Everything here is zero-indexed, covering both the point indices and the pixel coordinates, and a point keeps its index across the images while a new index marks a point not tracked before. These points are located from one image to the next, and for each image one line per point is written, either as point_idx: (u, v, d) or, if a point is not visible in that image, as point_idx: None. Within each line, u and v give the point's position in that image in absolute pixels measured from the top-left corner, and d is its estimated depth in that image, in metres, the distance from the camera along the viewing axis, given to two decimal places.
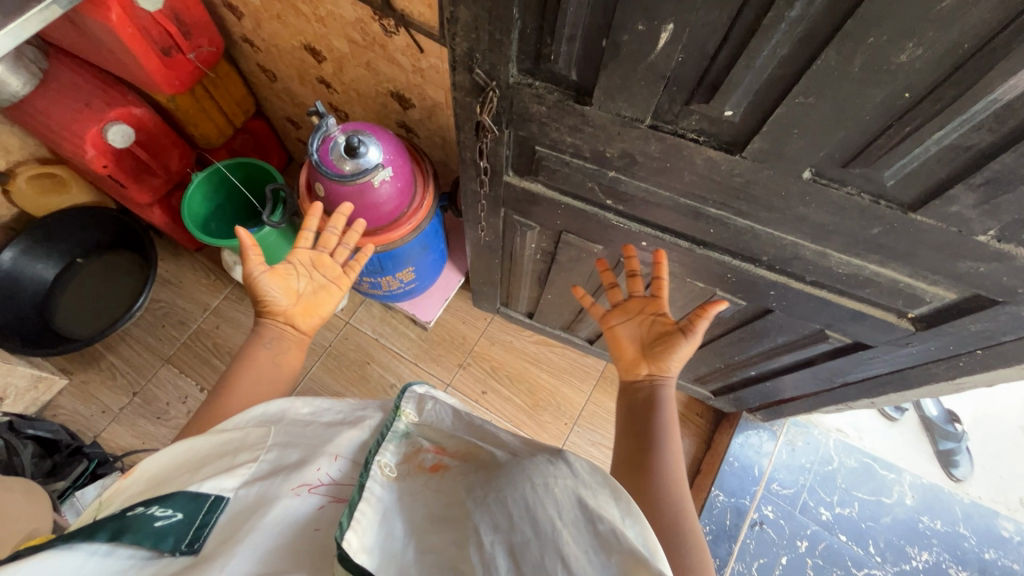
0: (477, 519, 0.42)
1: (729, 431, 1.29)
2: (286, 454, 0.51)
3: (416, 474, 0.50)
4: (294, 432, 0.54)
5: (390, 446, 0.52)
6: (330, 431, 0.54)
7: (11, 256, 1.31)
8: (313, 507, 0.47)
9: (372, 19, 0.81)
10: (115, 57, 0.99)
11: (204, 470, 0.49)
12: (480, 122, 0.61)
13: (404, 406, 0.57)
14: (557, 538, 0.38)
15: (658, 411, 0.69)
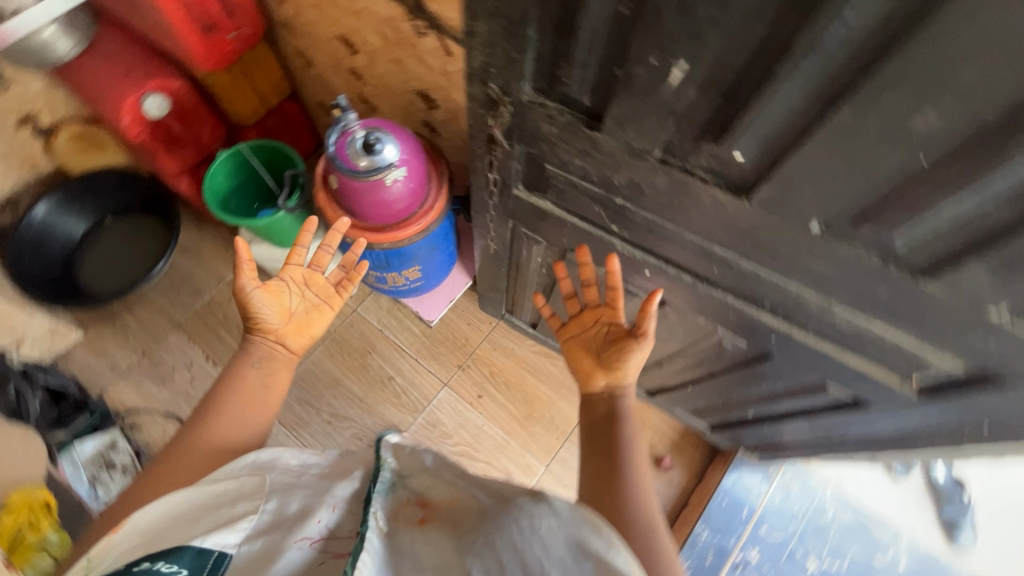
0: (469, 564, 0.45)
1: (722, 467, 1.27)
2: (286, 505, 0.53)
3: (405, 528, 0.51)
4: (289, 486, 0.56)
5: (380, 500, 0.54)
6: (323, 483, 0.57)
7: (45, 208, 1.36)
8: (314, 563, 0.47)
9: (405, 18, 0.82)
10: (158, 30, 1.02)
11: (203, 522, 0.50)
12: (491, 135, 0.61)
13: (385, 457, 0.60)
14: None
15: (622, 426, 0.69)
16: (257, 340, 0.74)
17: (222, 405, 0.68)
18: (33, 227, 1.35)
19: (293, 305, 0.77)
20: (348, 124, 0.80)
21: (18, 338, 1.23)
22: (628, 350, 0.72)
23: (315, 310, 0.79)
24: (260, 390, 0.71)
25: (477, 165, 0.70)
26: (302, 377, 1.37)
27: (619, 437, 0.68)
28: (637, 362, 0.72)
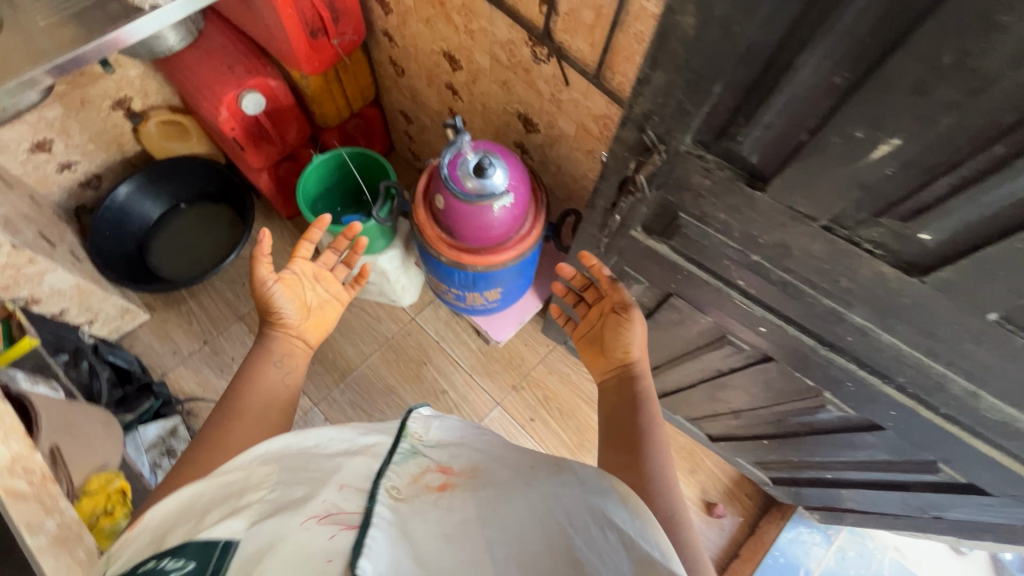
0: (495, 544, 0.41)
1: (778, 522, 1.22)
2: (289, 490, 0.44)
3: (423, 494, 0.47)
4: (295, 467, 0.48)
5: (396, 466, 0.48)
6: (335, 459, 0.49)
7: (126, 191, 1.39)
8: (324, 538, 0.39)
9: (525, 43, 0.82)
10: (269, 31, 1.04)
11: (212, 513, 0.44)
12: (631, 177, 0.59)
13: (411, 427, 0.55)
14: (569, 546, 0.41)
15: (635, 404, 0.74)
16: (274, 333, 0.82)
17: (254, 378, 0.75)
18: (113, 207, 1.38)
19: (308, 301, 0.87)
20: (462, 143, 0.78)
21: (92, 316, 1.25)
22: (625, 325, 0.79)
23: (327, 304, 0.91)
24: (285, 369, 0.78)
25: (597, 202, 0.69)
26: (357, 381, 1.37)
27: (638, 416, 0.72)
28: (636, 337, 0.79)
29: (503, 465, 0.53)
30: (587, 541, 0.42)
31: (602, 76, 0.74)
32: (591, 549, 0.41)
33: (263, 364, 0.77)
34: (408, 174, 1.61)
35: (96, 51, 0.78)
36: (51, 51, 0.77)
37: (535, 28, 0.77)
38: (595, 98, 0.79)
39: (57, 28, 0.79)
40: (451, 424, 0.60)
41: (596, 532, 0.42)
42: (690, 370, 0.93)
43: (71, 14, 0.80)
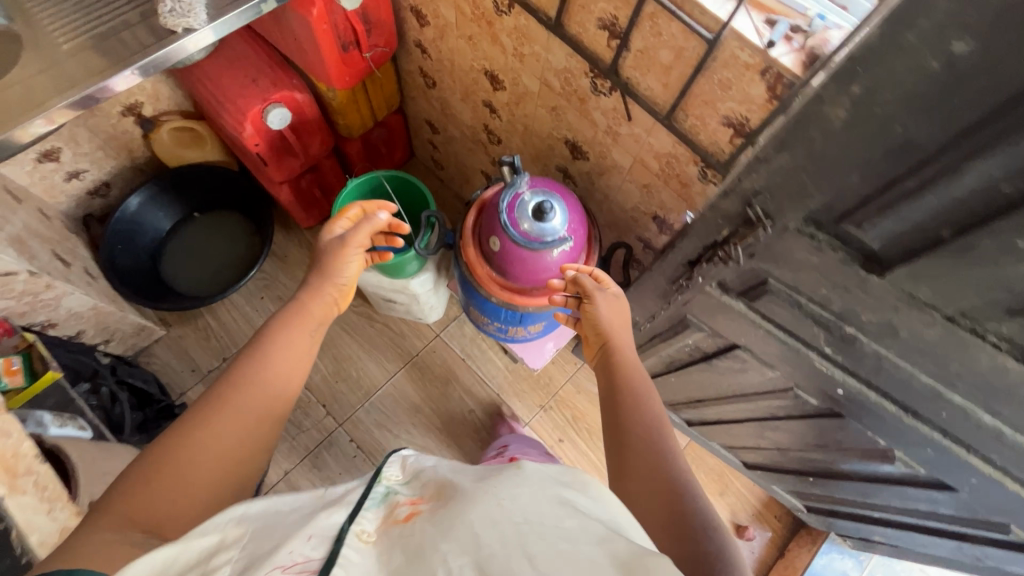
0: (443, 549, 0.41)
1: (809, 546, 1.22)
2: (258, 545, 0.43)
3: (392, 529, 0.47)
4: (266, 528, 0.45)
5: (369, 510, 0.50)
6: (307, 513, 0.49)
7: (138, 203, 1.32)
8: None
9: (584, 74, 0.77)
10: (298, 45, 0.98)
11: None
12: (723, 242, 0.56)
13: (386, 471, 0.58)
14: (524, 543, 0.40)
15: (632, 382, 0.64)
16: (315, 295, 0.77)
17: (268, 349, 0.66)
18: (125, 219, 1.31)
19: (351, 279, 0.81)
20: (523, 180, 0.76)
21: (109, 336, 1.21)
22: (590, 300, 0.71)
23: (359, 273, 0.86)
24: (301, 341, 0.70)
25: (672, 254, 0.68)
26: (382, 400, 1.34)
27: (630, 388, 0.64)
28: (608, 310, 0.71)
29: (465, 476, 0.53)
30: (541, 536, 0.41)
31: (672, 116, 0.69)
32: (543, 542, 0.40)
33: (281, 332, 0.69)
34: (429, 181, 1.55)
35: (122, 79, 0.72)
36: (77, 79, 0.72)
37: (599, 60, 0.73)
38: (660, 136, 0.74)
39: (82, 52, 0.73)
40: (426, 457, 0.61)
41: (553, 518, 0.42)
42: (741, 408, 0.91)
43: (95, 36, 0.74)
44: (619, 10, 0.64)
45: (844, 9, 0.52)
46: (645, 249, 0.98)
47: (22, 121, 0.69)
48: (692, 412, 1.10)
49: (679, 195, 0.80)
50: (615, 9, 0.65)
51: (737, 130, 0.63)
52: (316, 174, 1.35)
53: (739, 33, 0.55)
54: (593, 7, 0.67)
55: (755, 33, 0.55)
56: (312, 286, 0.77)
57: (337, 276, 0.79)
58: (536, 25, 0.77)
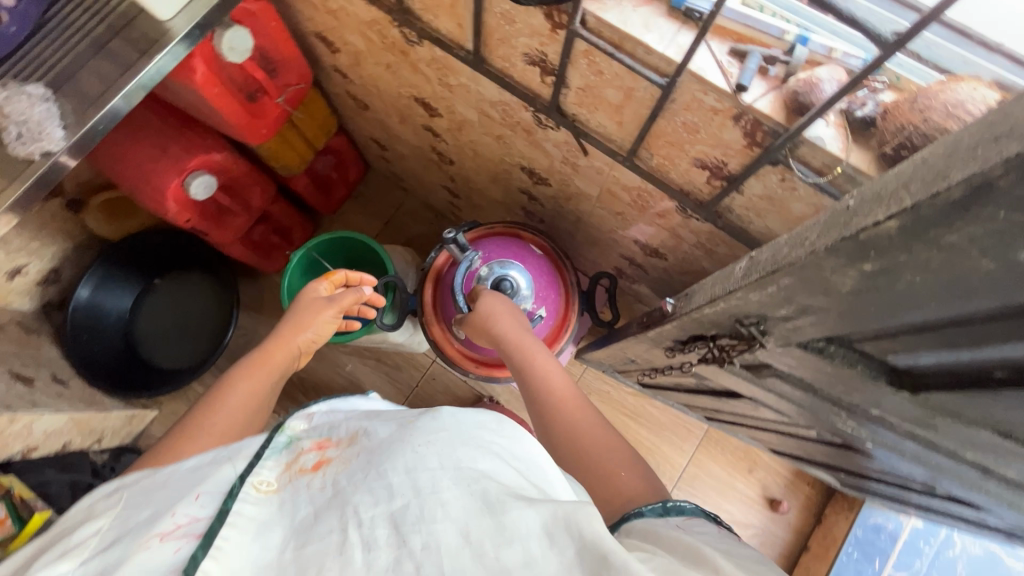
0: (357, 500, 0.45)
1: (846, 512, 1.19)
2: (135, 514, 0.48)
3: (298, 477, 0.52)
4: (147, 490, 0.51)
5: (270, 458, 0.54)
6: (197, 473, 0.52)
7: (88, 292, 1.23)
8: (170, 552, 0.44)
9: (523, 108, 0.64)
10: (194, 107, 0.83)
11: (42, 557, 0.46)
12: (714, 342, 0.46)
13: (291, 421, 0.61)
14: (437, 491, 0.43)
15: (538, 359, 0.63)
16: (283, 343, 0.72)
17: (221, 395, 0.65)
18: (81, 312, 1.22)
19: (319, 335, 0.77)
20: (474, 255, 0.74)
21: (100, 435, 1.16)
22: (477, 319, 0.69)
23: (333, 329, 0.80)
24: (261, 390, 0.67)
25: (649, 333, 0.58)
26: None
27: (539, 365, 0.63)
28: (497, 310, 0.69)
29: (380, 424, 0.57)
30: (458, 480, 0.44)
31: (634, 155, 0.57)
32: (458, 486, 0.43)
33: (244, 377, 0.67)
34: (392, 194, 1.43)
35: (35, 187, 0.63)
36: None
37: (538, 97, 0.59)
38: (624, 172, 0.62)
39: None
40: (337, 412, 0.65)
41: (466, 460, 0.46)
42: (760, 422, 0.84)
43: None
44: (547, 46, 0.51)
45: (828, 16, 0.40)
46: (632, 265, 0.88)
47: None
48: (709, 411, 1.04)
49: (659, 224, 0.69)
50: (541, 45, 0.51)
51: (715, 172, 0.52)
52: (268, 222, 1.25)
53: (699, 76, 0.42)
54: (514, 42, 0.54)
55: (721, 73, 0.42)
56: (283, 333, 0.73)
57: (305, 332, 0.74)
58: (454, 59, 0.63)
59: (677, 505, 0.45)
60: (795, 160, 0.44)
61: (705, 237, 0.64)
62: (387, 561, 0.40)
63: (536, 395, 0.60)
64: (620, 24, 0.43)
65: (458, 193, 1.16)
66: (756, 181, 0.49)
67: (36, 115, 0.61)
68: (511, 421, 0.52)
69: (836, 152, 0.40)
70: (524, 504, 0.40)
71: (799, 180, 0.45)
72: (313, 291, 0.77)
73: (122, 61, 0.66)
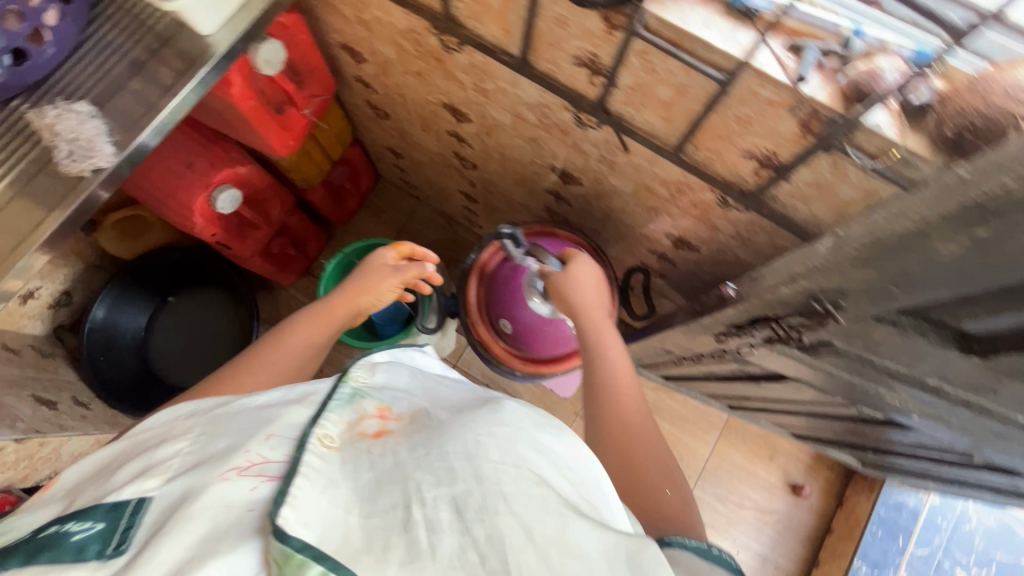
0: (419, 478, 0.45)
1: (868, 493, 1.22)
2: (211, 444, 0.50)
3: (359, 441, 0.52)
4: (221, 420, 0.53)
5: (335, 412, 0.53)
6: (267, 412, 0.54)
7: (103, 311, 1.21)
8: (246, 490, 0.45)
9: (564, 108, 0.66)
10: (225, 121, 0.84)
11: (131, 469, 0.50)
12: (778, 321, 0.48)
13: (353, 373, 0.60)
14: (499, 483, 0.44)
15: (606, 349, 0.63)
16: (347, 298, 0.74)
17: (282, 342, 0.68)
18: (95, 332, 1.20)
19: (379, 301, 0.77)
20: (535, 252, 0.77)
21: None
22: (561, 279, 0.70)
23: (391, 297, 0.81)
24: (316, 344, 0.70)
25: (702, 319, 0.60)
26: None
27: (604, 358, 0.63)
28: (583, 279, 0.70)
29: (439, 409, 0.58)
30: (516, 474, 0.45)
31: (680, 150, 0.60)
32: (518, 483, 0.44)
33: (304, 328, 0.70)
34: (404, 202, 1.44)
35: (82, 207, 0.64)
36: (10, 240, 0.61)
37: (584, 97, 0.62)
38: (666, 166, 0.64)
39: (3, 208, 0.61)
40: (394, 372, 0.65)
41: (525, 460, 0.47)
42: (793, 405, 0.87)
43: (19, 176, 0.62)
44: (599, 48, 0.53)
45: (875, 7, 0.42)
46: (660, 260, 0.90)
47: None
48: (735, 400, 1.06)
49: (696, 216, 0.72)
50: (593, 46, 0.53)
51: (764, 162, 0.54)
52: (287, 234, 1.25)
53: (760, 70, 0.45)
54: (564, 44, 0.56)
55: (779, 66, 0.44)
56: (346, 292, 0.75)
57: (366, 295, 0.75)
58: (496, 63, 0.65)
59: (725, 556, 0.43)
60: (851, 147, 0.46)
61: (744, 226, 0.67)
62: (453, 545, 0.39)
63: (596, 381, 0.62)
64: (681, 24, 0.46)
65: (476, 197, 1.17)
66: (806, 169, 0.52)
67: (87, 131, 0.61)
68: (570, 430, 0.53)
69: (892, 137, 0.43)
70: (585, 522, 0.41)
71: (853, 164, 0.48)
72: (380, 258, 0.78)
73: (165, 77, 0.67)
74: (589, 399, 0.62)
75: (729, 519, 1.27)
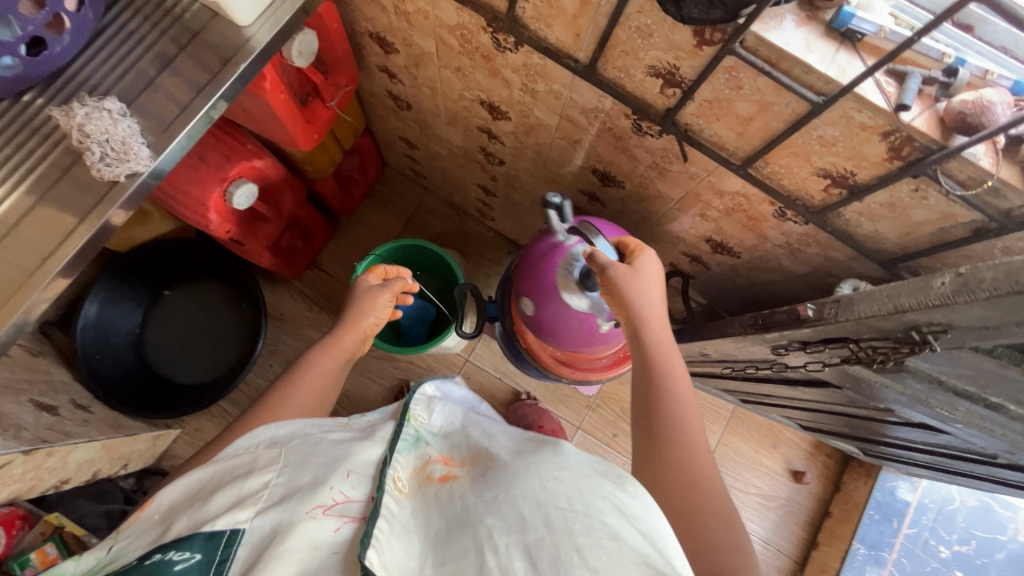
0: (489, 523, 0.43)
1: (866, 479, 1.28)
2: (297, 475, 0.47)
3: (427, 488, 0.51)
4: (301, 448, 0.50)
5: (401, 458, 0.53)
6: (342, 446, 0.52)
7: (96, 307, 1.14)
8: (331, 531, 0.44)
9: (624, 115, 0.64)
10: (249, 116, 0.79)
11: (217, 498, 0.45)
12: (858, 343, 0.49)
13: (414, 411, 0.59)
14: (571, 533, 0.39)
15: (660, 373, 0.58)
16: (348, 328, 0.70)
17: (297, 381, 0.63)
18: (88, 329, 1.13)
19: (381, 321, 0.74)
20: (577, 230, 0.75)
21: (127, 460, 1.08)
22: (626, 275, 0.64)
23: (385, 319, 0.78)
24: (332, 376, 0.65)
25: (767, 334, 0.60)
26: None
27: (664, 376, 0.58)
28: (648, 274, 0.65)
29: (504, 442, 0.54)
30: (586, 526, 0.40)
31: (749, 164, 0.59)
32: (591, 533, 0.39)
33: (316, 362, 0.65)
34: (412, 192, 1.40)
35: (113, 213, 0.58)
36: (31, 259, 0.56)
37: (651, 106, 0.60)
38: (727, 177, 0.64)
39: (26, 216, 0.56)
40: (454, 410, 0.63)
41: (595, 508, 0.41)
42: (817, 404, 0.90)
43: (43, 179, 0.57)
44: (682, 60, 0.52)
45: (967, 32, 0.43)
46: (693, 262, 0.91)
47: (9, 316, 0.54)
48: (750, 395, 1.09)
49: (745, 225, 0.72)
50: (676, 59, 0.52)
51: (838, 181, 0.54)
52: (295, 228, 1.20)
53: (861, 96, 0.44)
54: (642, 54, 0.54)
55: (881, 94, 0.44)
56: (343, 321, 0.71)
57: (366, 317, 0.72)
58: (557, 67, 0.63)
59: None
60: (942, 174, 0.47)
61: (796, 238, 0.67)
62: None
63: (657, 404, 0.57)
64: (782, 45, 0.45)
65: (495, 192, 1.14)
66: (884, 192, 0.52)
67: (121, 132, 0.56)
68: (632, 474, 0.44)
69: (987, 167, 0.44)
70: None
71: (938, 191, 0.48)
72: (363, 284, 0.75)
73: (200, 72, 0.62)
74: (647, 422, 0.56)
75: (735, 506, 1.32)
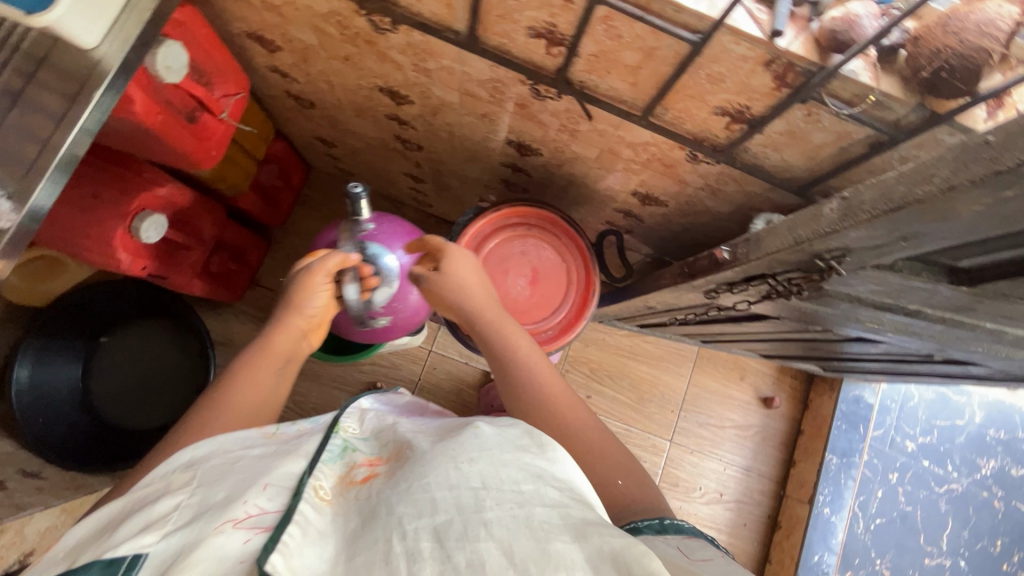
0: (400, 512, 0.40)
1: (829, 393, 1.33)
2: (209, 495, 0.46)
3: (347, 492, 0.49)
4: (219, 470, 0.49)
5: (325, 467, 0.51)
6: (263, 463, 0.50)
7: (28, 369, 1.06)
8: (240, 543, 0.41)
9: (520, 82, 0.62)
10: (137, 143, 0.74)
11: (126, 525, 0.44)
12: (776, 277, 0.50)
13: (344, 424, 0.58)
14: (481, 509, 0.39)
15: (507, 348, 0.68)
16: (283, 325, 0.68)
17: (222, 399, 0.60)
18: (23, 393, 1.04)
19: (320, 309, 0.71)
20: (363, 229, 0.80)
21: None
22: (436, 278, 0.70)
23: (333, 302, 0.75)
24: (265, 388, 0.63)
25: (697, 281, 0.60)
26: None
27: (509, 347, 0.68)
28: (460, 267, 0.70)
29: (424, 435, 0.53)
30: (496, 499, 0.40)
31: (650, 113, 0.58)
32: (501, 505, 0.39)
33: (244, 377, 0.63)
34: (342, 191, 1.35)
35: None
36: None
37: (543, 69, 0.58)
38: (633, 129, 0.63)
39: None
40: (383, 420, 0.62)
41: (508, 481, 0.42)
42: (765, 334, 0.92)
43: None
44: (558, 17, 0.49)
45: None
46: (626, 217, 0.90)
47: None
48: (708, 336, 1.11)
49: (663, 173, 0.71)
50: (552, 16, 0.49)
51: (736, 117, 0.54)
52: (224, 250, 1.15)
53: (734, 28, 0.43)
54: (517, 16, 0.51)
55: (754, 23, 0.43)
56: (278, 319, 0.69)
57: (305, 307, 0.70)
58: (440, 42, 0.59)
59: (676, 524, 0.52)
60: (829, 96, 0.46)
61: (713, 178, 0.66)
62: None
63: (507, 371, 0.67)
64: None
65: (424, 178, 1.11)
66: (780, 120, 0.51)
67: None
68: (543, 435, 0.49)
69: (868, 83, 0.43)
70: (569, 538, 0.37)
71: (829, 113, 0.48)
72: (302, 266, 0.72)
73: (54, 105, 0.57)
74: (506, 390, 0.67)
75: (713, 441, 1.36)
